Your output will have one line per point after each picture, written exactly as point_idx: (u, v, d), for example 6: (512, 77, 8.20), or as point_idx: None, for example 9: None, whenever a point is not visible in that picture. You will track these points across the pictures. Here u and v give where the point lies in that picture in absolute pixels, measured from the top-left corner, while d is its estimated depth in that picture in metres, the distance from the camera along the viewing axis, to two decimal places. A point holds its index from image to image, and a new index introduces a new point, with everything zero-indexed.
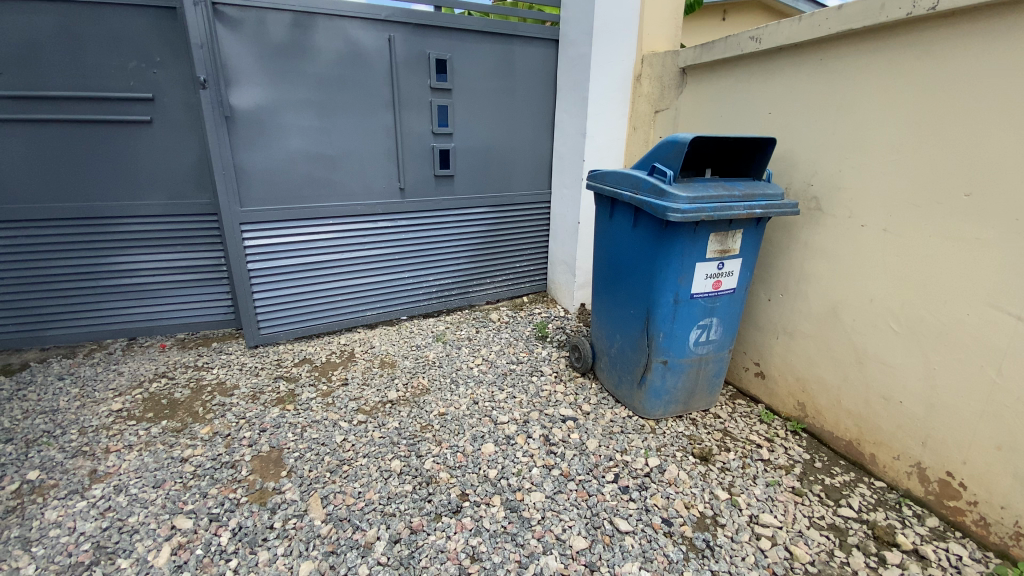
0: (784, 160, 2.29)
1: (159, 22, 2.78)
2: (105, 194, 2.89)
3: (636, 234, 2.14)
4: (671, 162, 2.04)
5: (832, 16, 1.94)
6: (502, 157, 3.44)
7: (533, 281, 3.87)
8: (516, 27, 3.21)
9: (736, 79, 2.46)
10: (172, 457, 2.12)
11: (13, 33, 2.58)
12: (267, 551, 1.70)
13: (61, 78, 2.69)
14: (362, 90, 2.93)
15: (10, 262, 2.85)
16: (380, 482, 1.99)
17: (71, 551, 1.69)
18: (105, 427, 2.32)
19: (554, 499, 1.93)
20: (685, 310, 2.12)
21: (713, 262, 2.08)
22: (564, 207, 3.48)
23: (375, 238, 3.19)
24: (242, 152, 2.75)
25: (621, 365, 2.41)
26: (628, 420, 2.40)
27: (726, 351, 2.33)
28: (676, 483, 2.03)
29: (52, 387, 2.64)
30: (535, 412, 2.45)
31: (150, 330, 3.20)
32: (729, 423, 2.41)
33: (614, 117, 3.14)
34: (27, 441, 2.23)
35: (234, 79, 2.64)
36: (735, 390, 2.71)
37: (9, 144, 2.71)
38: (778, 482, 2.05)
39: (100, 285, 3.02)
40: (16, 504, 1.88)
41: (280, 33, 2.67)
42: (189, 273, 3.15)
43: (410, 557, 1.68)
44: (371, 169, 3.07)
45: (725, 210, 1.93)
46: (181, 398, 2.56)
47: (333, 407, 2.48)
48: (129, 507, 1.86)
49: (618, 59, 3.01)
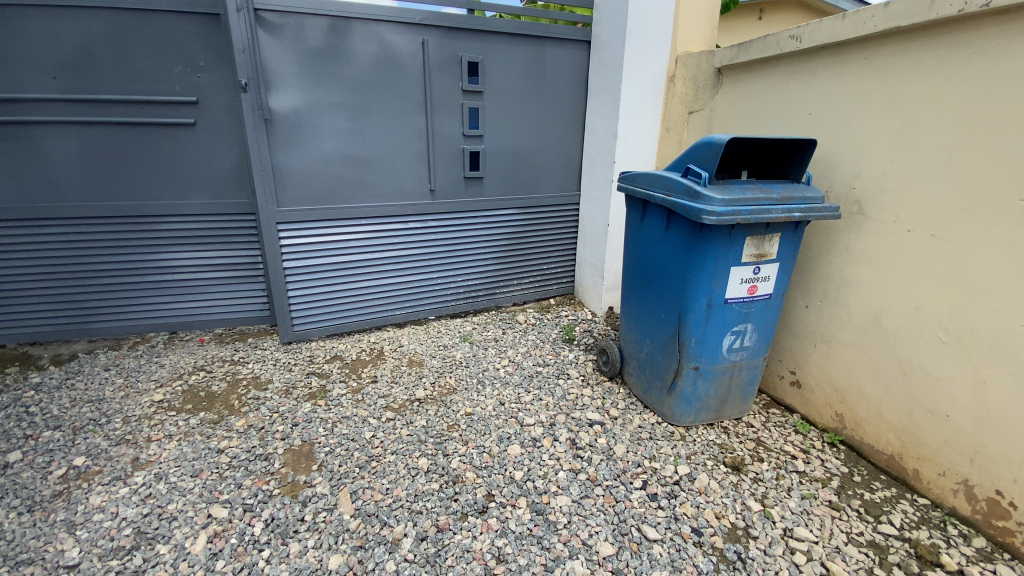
0: (825, 162, 2.21)
1: (205, 28, 2.89)
2: (151, 194, 3.02)
3: (669, 237, 2.11)
4: (706, 164, 2.01)
5: (879, 13, 1.87)
6: (531, 160, 3.44)
7: (561, 283, 3.85)
8: (548, 28, 3.21)
9: (773, 80, 2.41)
10: (209, 448, 2.19)
11: (68, 39, 2.72)
12: (298, 543, 1.73)
13: (114, 82, 2.83)
14: (396, 93, 2.98)
15: (62, 257, 3.00)
16: (407, 479, 2.01)
17: (114, 535, 1.76)
18: (147, 417, 2.42)
19: (581, 503, 1.91)
20: (718, 314, 2.07)
21: (749, 266, 2.03)
22: (593, 209, 3.45)
23: (405, 238, 3.23)
24: (280, 153, 2.82)
25: (650, 370, 2.37)
26: (657, 426, 2.35)
27: (761, 358, 2.27)
28: (707, 492, 1.99)
29: (98, 377, 2.77)
30: (562, 415, 2.43)
31: (190, 324, 3.32)
32: (763, 433, 2.34)
33: (646, 118, 3.10)
34: (74, 428, 2.33)
35: (274, 83, 2.72)
36: (769, 399, 2.63)
37: (64, 146, 2.86)
38: (814, 495, 1.98)
39: (145, 280, 3.15)
40: (64, 488, 1.98)
41: (318, 37, 2.74)
42: (226, 270, 3.26)
43: (437, 556, 1.68)
44: (403, 171, 3.12)
45: (762, 213, 1.89)
46: (218, 391, 2.64)
47: (363, 403, 2.52)
48: (169, 495, 1.93)
49: (651, 59, 2.97)
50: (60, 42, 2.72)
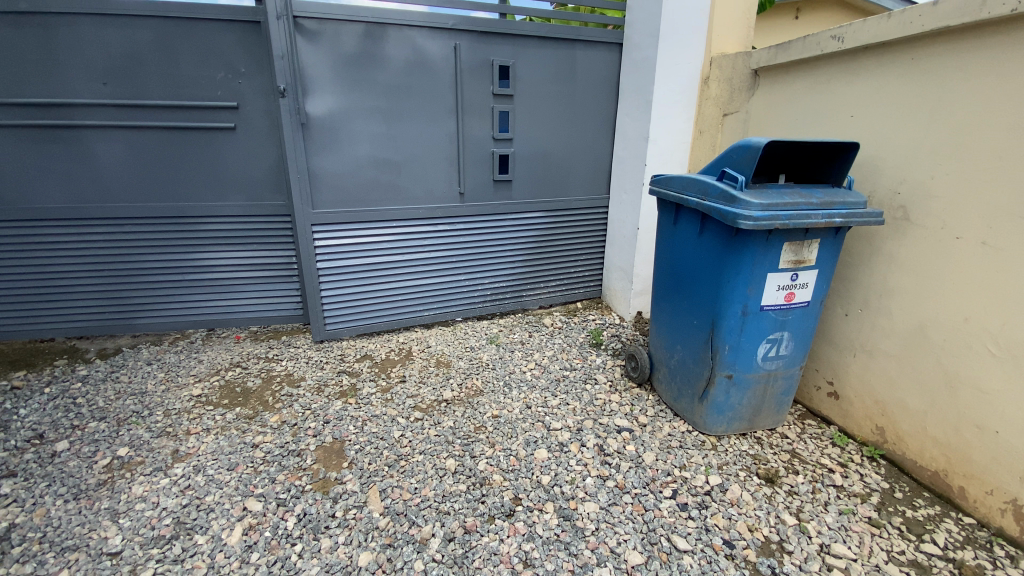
0: (868, 165, 2.14)
1: (245, 36, 2.99)
2: (193, 195, 3.13)
3: (702, 242, 2.07)
4: (742, 167, 1.97)
5: (927, 12, 1.81)
6: (561, 163, 3.43)
7: (588, 286, 3.82)
8: (579, 31, 3.20)
9: (813, 82, 2.34)
10: (245, 442, 2.26)
11: (118, 47, 2.85)
12: (329, 538, 1.77)
13: (160, 87, 2.95)
14: (429, 97, 3.02)
15: (109, 255, 3.14)
16: (435, 480, 2.02)
17: (155, 524, 1.83)
18: (187, 411, 2.51)
19: (609, 510, 1.89)
20: (754, 322, 2.02)
21: (786, 272, 1.97)
22: (622, 213, 3.42)
23: (434, 240, 3.26)
24: (315, 156, 2.89)
25: (681, 378, 2.33)
26: (687, 435, 2.31)
27: (798, 367, 2.20)
28: (739, 504, 1.94)
29: (141, 371, 2.89)
30: (590, 420, 2.41)
31: (226, 321, 3.43)
32: (798, 444, 2.27)
33: (679, 121, 3.06)
34: (119, 420, 2.44)
35: (311, 88, 2.79)
36: (805, 410, 2.55)
37: (113, 149, 3.00)
38: (853, 511, 1.91)
39: (185, 278, 3.27)
40: (108, 477, 2.07)
41: (353, 43, 2.80)
42: (261, 270, 3.35)
43: (464, 557, 1.69)
44: (433, 174, 3.16)
45: (801, 218, 1.83)
46: (253, 387, 2.72)
47: (392, 403, 2.56)
48: (207, 487, 2.00)
49: (685, 62, 2.93)
50: (111, 49, 2.85)
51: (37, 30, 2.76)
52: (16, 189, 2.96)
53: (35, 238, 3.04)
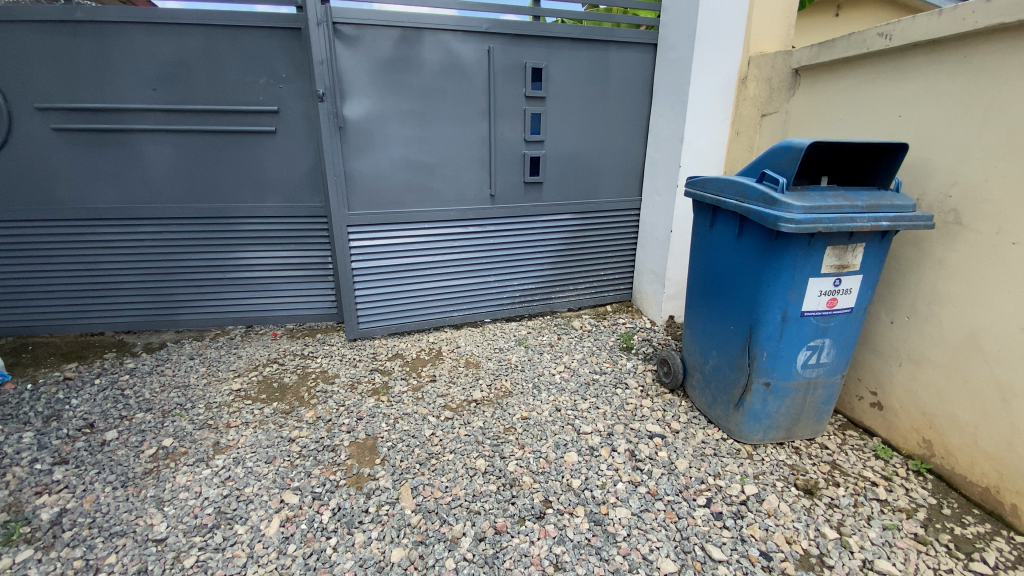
0: (917, 167, 2.05)
1: (286, 42, 3.08)
2: (235, 197, 3.25)
3: (741, 245, 2.02)
4: (784, 169, 1.92)
5: (980, 8, 1.73)
6: (592, 165, 3.41)
7: (618, 289, 3.78)
8: (613, 32, 3.18)
9: (858, 80, 2.27)
10: (282, 437, 2.32)
11: (167, 54, 2.98)
12: (363, 533, 1.80)
13: (206, 93, 3.07)
14: (462, 99, 3.06)
15: (155, 254, 3.28)
16: (465, 479, 2.04)
17: (197, 513, 1.90)
18: (227, 404, 2.59)
19: (641, 517, 1.86)
20: (793, 328, 1.96)
21: (829, 277, 1.91)
22: (655, 215, 3.38)
23: (464, 242, 3.29)
24: (352, 160, 2.96)
25: (715, 384, 2.29)
26: (722, 443, 2.26)
27: (839, 376, 2.13)
28: (776, 515, 1.88)
29: (184, 365, 3.01)
30: (621, 425, 2.38)
31: (264, 319, 3.54)
32: (839, 456, 2.20)
33: (715, 122, 3.00)
34: (164, 411, 2.54)
35: (348, 92, 2.86)
36: (845, 420, 2.46)
37: (161, 152, 3.13)
38: (897, 526, 1.84)
39: (225, 277, 3.39)
40: (154, 466, 2.16)
41: (389, 48, 2.85)
42: (297, 269, 3.44)
43: (495, 557, 1.70)
44: (465, 176, 3.19)
45: (845, 221, 1.78)
46: (289, 383, 2.79)
47: (423, 401, 2.59)
48: (246, 479, 2.06)
49: (722, 62, 2.87)
50: (161, 57, 2.98)
51: (93, 39, 2.91)
52: (72, 190, 3.12)
53: (86, 237, 3.20)
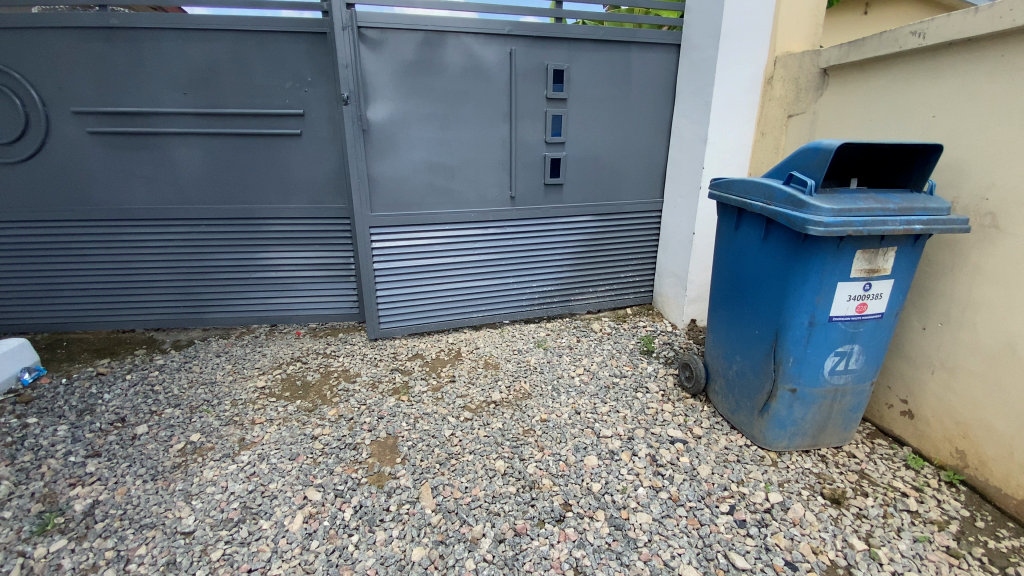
0: (952, 169, 1.99)
1: (312, 46, 3.13)
2: (261, 198, 3.32)
3: (767, 248, 1.99)
4: (812, 171, 1.88)
5: (1018, 6, 1.67)
6: (614, 166, 3.39)
7: (638, 292, 3.75)
8: (635, 33, 3.16)
9: (889, 80, 2.22)
10: (305, 434, 2.36)
11: (197, 59, 3.06)
12: (384, 531, 1.82)
13: (234, 96, 3.15)
14: (484, 102, 3.07)
15: (184, 253, 3.37)
16: (485, 480, 2.04)
17: (224, 508, 1.94)
18: (252, 401, 2.65)
19: (662, 522, 1.84)
20: (821, 333, 1.92)
21: (858, 282, 1.87)
22: (677, 217, 3.34)
23: (484, 243, 3.30)
24: (375, 162, 3.00)
25: (739, 389, 2.25)
26: (745, 449, 2.22)
27: (868, 383, 2.07)
28: (802, 524, 1.84)
29: (211, 362, 3.08)
30: (641, 429, 2.36)
31: (287, 318, 3.60)
32: (868, 465, 2.14)
33: (740, 123, 2.95)
34: (191, 407, 2.61)
35: (372, 95, 2.89)
36: (874, 429, 2.39)
37: (191, 154, 3.22)
38: (929, 539, 1.78)
39: (250, 277, 3.47)
40: (182, 461, 2.22)
41: (412, 51, 2.88)
42: (320, 269, 3.50)
43: (515, 559, 1.70)
44: (485, 178, 3.20)
45: (876, 225, 1.73)
46: (312, 381, 2.84)
47: (443, 402, 2.60)
48: (271, 475, 2.10)
49: (747, 62, 2.83)
50: (192, 62, 3.06)
51: (127, 45, 3.00)
52: (106, 191, 3.22)
53: (119, 236, 3.30)
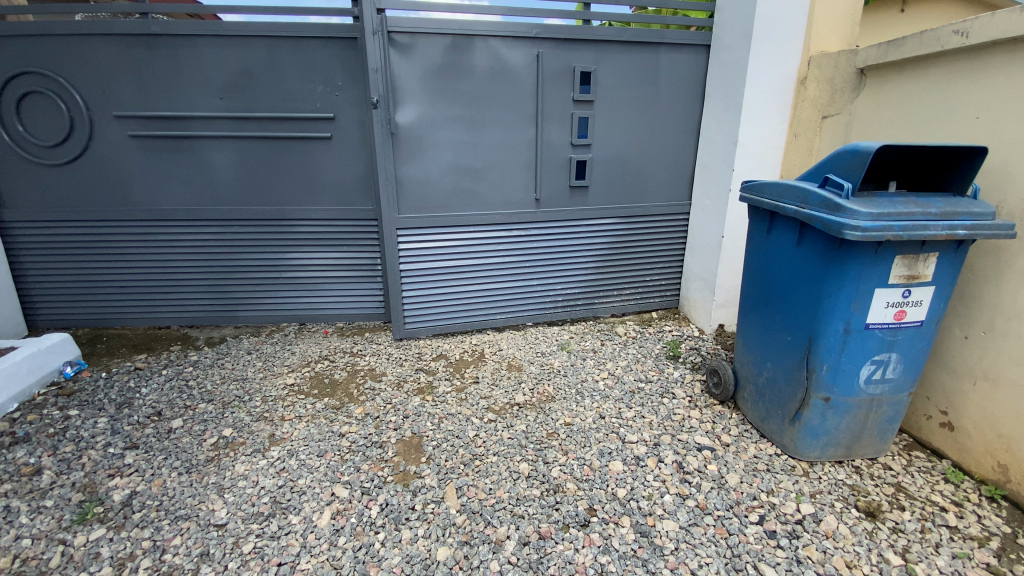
0: (998, 173, 1.91)
1: (343, 51, 3.20)
2: (292, 200, 3.40)
3: (800, 252, 1.94)
4: (849, 174, 1.83)
5: None
6: (640, 168, 3.36)
7: (664, 296, 3.71)
8: (663, 34, 3.13)
9: (928, 81, 2.15)
10: (332, 431, 2.41)
11: (234, 64, 3.16)
12: (409, 530, 1.84)
13: (268, 101, 3.23)
14: (510, 104, 3.08)
15: (218, 253, 3.47)
16: (509, 482, 2.05)
17: (255, 502, 1.99)
18: (282, 398, 2.71)
19: (689, 531, 1.82)
20: (857, 341, 1.86)
21: (897, 288, 1.81)
22: (705, 220, 3.29)
23: (508, 245, 3.31)
24: (402, 164, 3.04)
25: (770, 397, 2.20)
26: (776, 458, 2.17)
27: (906, 393, 2.01)
28: (835, 537, 1.79)
29: (242, 359, 3.17)
30: (668, 435, 2.33)
31: (315, 317, 3.67)
32: (904, 478, 2.07)
33: (771, 125, 2.89)
34: (224, 403, 2.68)
35: (401, 99, 2.93)
36: (911, 440, 2.31)
37: (226, 157, 3.31)
38: (968, 555, 1.72)
39: (280, 276, 3.55)
40: (216, 455, 2.28)
41: (440, 55, 2.91)
42: (347, 270, 3.56)
43: (539, 563, 1.70)
44: (511, 180, 3.21)
45: (917, 230, 1.68)
46: (340, 379, 2.89)
47: (467, 402, 2.62)
48: (300, 471, 2.15)
49: (780, 62, 2.77)
50: (229, 68, 3.16)
51: (168, 52, 3.12)
52: (145, 192, 3.34)
53: (157, 236, 3.42)
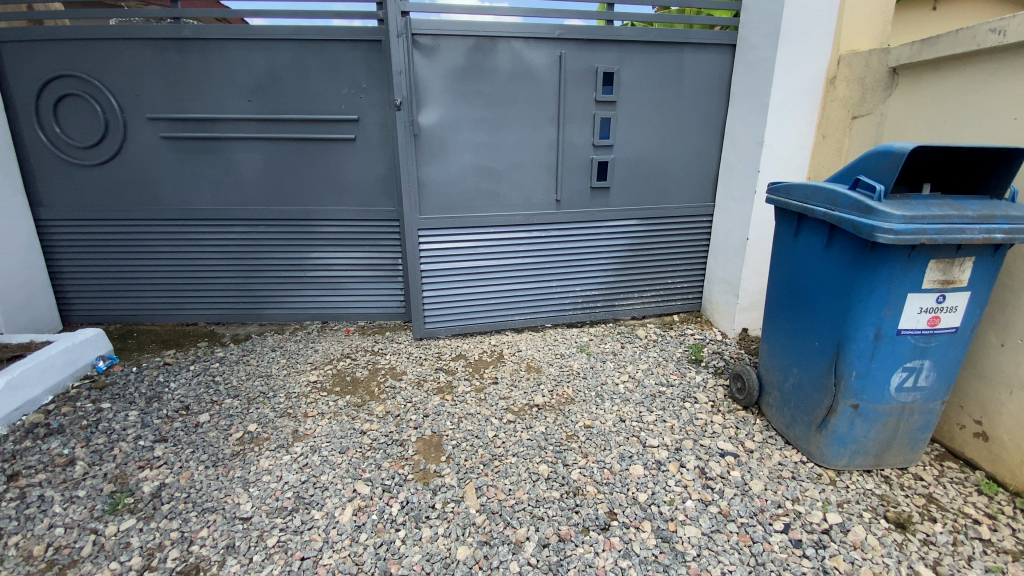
0: None
1: (368, 53, 3.24)
2: (317, 200, 3.46)
3: (829, 256, 1.90)
4: (881, 176, 1.79)
5: None
6: (663, 170, 3.33)
7: (686, 298, 3.66)
8: (688, 33, 3.09)
9: (964, 81, 2.09)
10: (354, 428, 2.44)
11: (262, 67, 3.23)
12: (429, 529, 1.85)
13: (294, 103, 3.30)
14: (532, 106, 3.09)
15: (245, 251, 3.55)
16: (529, 484, 2.05)
17: (279, 496, 2.03)
18: (305, 395, 2.76)
19: (712, 537, 1.79)
20: (888, 347, 1.82)
21: (931, 293, 1.76)
22: (729, 222, 3.24)
23: (529, 247, 3.31)
24: (425, 165, 3.07)
25: (796, 403, 2.16)
26: (801, 466, 2.13)
27: (939, 402, 1.95)
28: (863, 548, 1.75)
29: (267, 356, 3.23)
30: (689, 440, 2.30)
31: (337, 315, 3.73)
32: (936, 489, 2.00)
33: (799, 126, 2.83)
34: (249, 398, 2.74)
35: (424, 101, 2.96)
36: (943, 450, 2.24)
37: (253, 158, 3.39)
38: (1003, 570, 1.66)
39: (305, 275, 3.61)
40: (241, 449, 2.33)
41: (463, 57, 2.93)
42: (369, 269, 3.61)
43: (559, 565, 1.69)
44: (532, 181, 3.22)
45: (953, 233, 1.63)
46: (361, 377, 2.93)
47: (486, 403, 2.63)
48: (322, 467, 2.18)
49: (808, 62, 2.72)
50: (257, 71, 3.23)
51: (199, 56, 3.20)
52: (175, 192, 3.44)
53: (186, 234, 3.51)
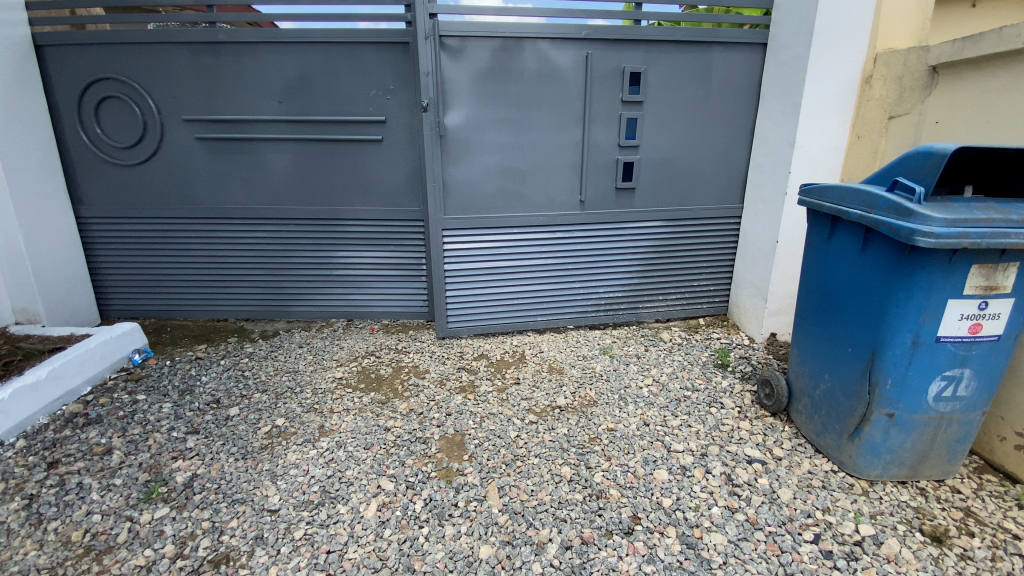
0: None
1: (395, 55, 3.29)
2: (344, 200, 3.53)
3: (864, 260, 1.85)
4: (922, 178, 1.75)
5: None
6: (689, 171, 3.29)
7: (712, 301, 3.61)
8: (717, 33, 3.05)
9: (1010, 79, 2.01)
10: (378, 425, 2.47)
11: (293, 70, 3.30)
12: (452, 526, 1.87)
13: (323, 104, 3.36)
14: (558, 106, 3.08)
15: (274, 249, 3.64)
16: (551, 485, 2.04)
17: (305, 490, 2.07)
18: (331, 391, 2.81)
19: (738, 545, 1.76)
20: (926, 355, 1.76)
21: (973, 300, 1.69)
22: (758, 224, 3.18)
23: (553, 247, 3.31)
24: (450, 166, 3.09)
25: (827, 411, 2.11)
26: (832, 475, 2.07)
27: (980, 412, 1.88)
28: (898, 561, 1.69)
29: (294, 352, 3.30)
30: (715, 446, 2.26)
31: (362, 313, 3.79)
32: (975, 502, 1.93)
33: (832, 125, 2.76)
34: (277, 393, 2.80)
35: (450, 102, 2.99)
36: (982, 463, 2.15)
37: (283, 159, 3.46)
38: None
39: (332, 273, 3.68)
40: (270, 443, 2.39)
41: (489, 58, 2.94)
42: (394, 269, 3.65)
43: (582, 567, 1.69)
44: (557, 182, 3.21)
45: (997, 237, 1.56)
46: (386, 374, 2.97)
47: (508, 403, 2.63)
48: (347, 462, 2.22)
49: (843, 60, 2.65)
50: (288, 73, 3.31)
51: (233, 59, 3.30)
52: (209, 191, 3.54)
53: (218, 232, 3.62)
